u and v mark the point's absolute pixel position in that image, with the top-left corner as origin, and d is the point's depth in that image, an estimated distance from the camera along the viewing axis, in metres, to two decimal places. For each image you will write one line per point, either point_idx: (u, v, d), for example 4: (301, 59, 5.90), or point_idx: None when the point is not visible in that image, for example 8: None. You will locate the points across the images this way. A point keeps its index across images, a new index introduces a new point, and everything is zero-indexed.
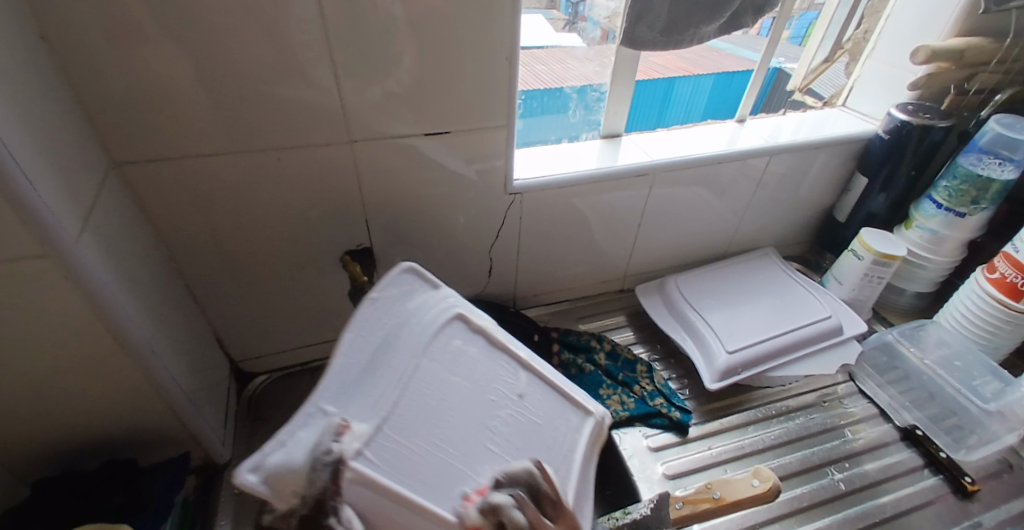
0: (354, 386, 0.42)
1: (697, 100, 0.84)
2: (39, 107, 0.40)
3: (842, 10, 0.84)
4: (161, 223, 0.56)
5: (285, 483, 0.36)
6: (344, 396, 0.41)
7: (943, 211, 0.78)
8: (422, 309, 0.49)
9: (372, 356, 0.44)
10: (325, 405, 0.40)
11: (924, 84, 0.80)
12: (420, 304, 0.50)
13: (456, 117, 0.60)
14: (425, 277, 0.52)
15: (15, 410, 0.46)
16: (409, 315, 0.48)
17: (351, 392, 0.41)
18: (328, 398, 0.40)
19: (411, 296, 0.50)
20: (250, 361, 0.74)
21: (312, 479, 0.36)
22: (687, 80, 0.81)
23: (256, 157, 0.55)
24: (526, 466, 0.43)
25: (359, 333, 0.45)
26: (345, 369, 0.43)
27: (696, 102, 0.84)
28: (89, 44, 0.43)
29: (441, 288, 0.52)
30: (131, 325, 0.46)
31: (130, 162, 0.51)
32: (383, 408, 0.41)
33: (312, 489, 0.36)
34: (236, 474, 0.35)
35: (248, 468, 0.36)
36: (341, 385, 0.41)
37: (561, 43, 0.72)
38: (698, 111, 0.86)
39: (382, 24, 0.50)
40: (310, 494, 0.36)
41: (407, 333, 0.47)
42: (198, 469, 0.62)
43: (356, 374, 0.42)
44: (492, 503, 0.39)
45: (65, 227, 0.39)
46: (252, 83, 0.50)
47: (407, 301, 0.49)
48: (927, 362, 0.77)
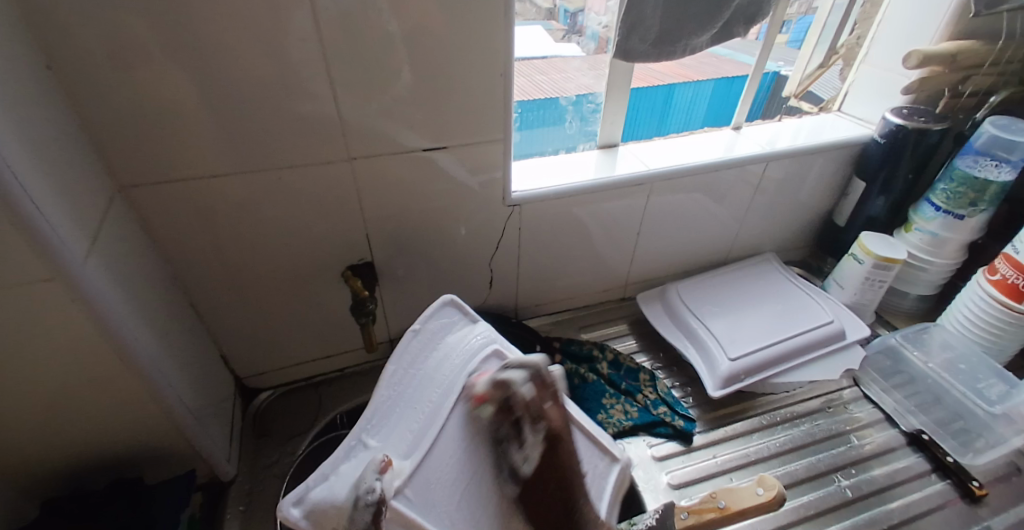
0: (394, 424, 0.48)
1: (698, 103, 0.84)
2: (46, 135, 0.41)
3: (836, 14, 0.85)
4: (166, 243, 0.57)
5: (329, 517, 0.41)
6: (385, 433, 0.47)
7: (942, 213, 0.78)
8: (459, 343, 0.54)
9: (412, 392, 0.50)
10: (366, 438, 0.47)
11: (918, 87, 0.81)
12: (457, 337, 0.55)
13: (453, 131, 0.61)
14: (464, 310, 0.57)
15: (24, 430, 0.47)
16: (446, 349, 0.54)
17: (393, 429, 0.48)
18: (371, 432, 0.48)
19: (450, 329, 0.56)
20: (255, 376, 0.75)
21: (354, 516, 0.40)
22: (688, 85, 0.81)
23: (257, 176, 0.56)
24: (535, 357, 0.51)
25: (402, 366, 0.52)
26: (385, 403, 0.49)
27: (697, 106, 0.84)
28: (94, 72, 0.44)
29: (478, 322, 0.57)
30: (137, 344, 0.47)
31: (134, 185, 0.52)
32: (420, 444, 0.46)
33: (352, 524, 0.40)
34: (281, 507, 0.41)
35: (292, 500, 0.42)
36: (383, 420, 0.48)
37: (560, 53, 0.74)
38: (699, 116, 0.86)
39: (378, 42, 0.51)
40: (351, 529, 0.40)
41: (443, 367, 0.52)
42: (204, 486, 0.63)
43: (398, 408, 0.49)
44: (503, 379, 0.48)
45: (73, 249, 0.40)
46: (253, 105, 0.51)
47: (444, 336, 0.55)
48: (932, 366, 0.77)
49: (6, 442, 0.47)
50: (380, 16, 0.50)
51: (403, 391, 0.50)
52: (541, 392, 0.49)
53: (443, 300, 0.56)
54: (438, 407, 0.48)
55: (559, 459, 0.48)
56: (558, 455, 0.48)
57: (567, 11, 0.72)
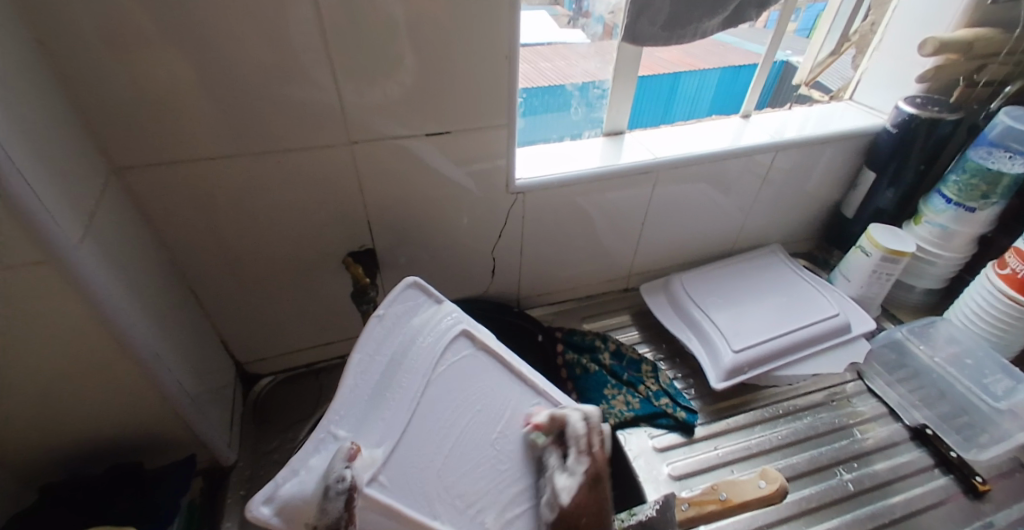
0: (362, 413, 0.41)
1: (702, 94, 0.83)
2: (38, 115, 0.40)
3: (848, 2, 0.82)
4: (163, 227, 0.56)
5: (299, 515, 0.36)
6: (354, 423, 0.40)
7: (953, 206, 0.77)
8: (427, 328, 0.47)
9: (381, 378, 0.43)
10: (335, 430, 0.39)
11: (933, 76, 0.79)
12: (425, 321, 0.48)
13: (456, 116, 0.59)
14: (429, 291, 0.49)
15: (21, 415, 0.47)
16: (415, 334, 0.47)
17: (364, 418, 0.41)
18: (339, 423, 0.40)
19: (415, 313, 0.48)
20: (256, 363, 0.74)
21: (325, 508, 0.35)
22: (693, 75, 0.79)
23: (255, 160, 0.55)
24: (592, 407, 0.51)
25: (366, 353, 0.43)
26: (351, 395, 0.41)
27: (701, 96, 0.83)
28: (86, 50, 0.43)
29: (444, 303, 0.50)
30: (134, 329, 0.46)
31: (130, 168, 0.51)
32: (393, 434, 0.41)
33: (323, 518, 0.35)
34: (248, 507, 0.34)
35: (263, 499, 0.35)
36: (351, 409, 0.41)
37: (567, 39, 0.72)
38: (704, 106, 0.84)
39: (382, 27, 0.50)
40: (322, 524, 0.35)
41: (413, 352, 0.46)
42: (205, 472, 0.63)
43: (365, 397, 0.42)
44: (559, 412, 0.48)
45: (65, 232, 0.39)
46: (250, 86, 0.50)
47: (411, 319, 0.47)
48: (937, 360, 0.77)
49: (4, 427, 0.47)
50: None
51: (371, 377, 0.42)
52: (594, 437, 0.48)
53: (410, 282, 0.48)
54: (408, 395, 0.43)
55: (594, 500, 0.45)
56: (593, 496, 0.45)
57: None
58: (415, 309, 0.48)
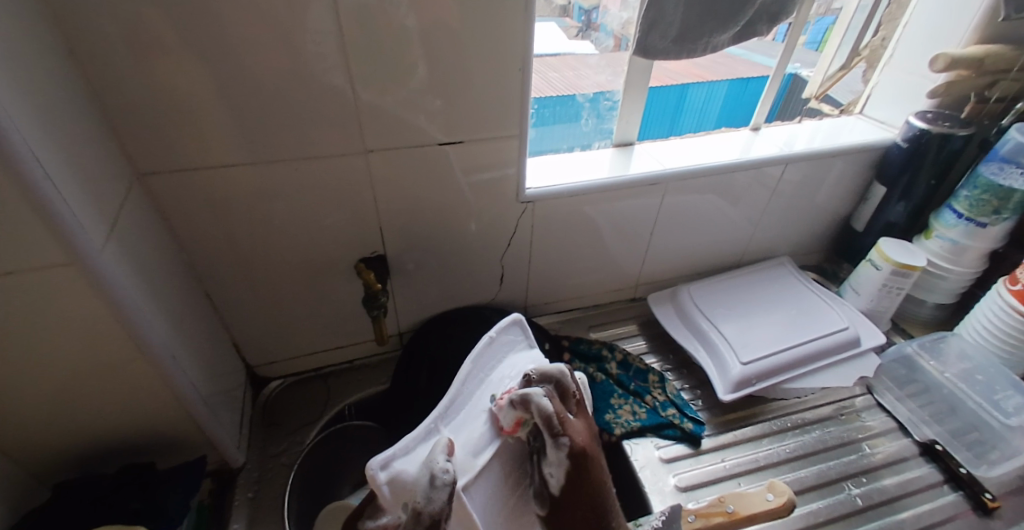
0: (464, 418, 0.46)
1: (710, 105, 0.83)
2: (67, 122, 0.41)
3: (859, 16, 0.83)
4: (180, 231, 0.57)
5: (403, 492, 0.40)
6: (457, 426, 0.46)
7: (964, 221, 0.77)
8: (522, 361, 0.54)
9: (483, 391, 0.49)
10: (442, 426, 0.45)
11: (944, 92, 0.79)
12: (522, 356, 0.54)
13: (468, 126, 0.60)
14: (526, 332, 0.57)
15: (39, 412, 0.48)
16: (511, 365, 0.53)
17: (464, 424, 0.46)
18: (443, 421, 0.46)
19: (513, 347, 0.55)
20: (266, 366, 0.75)
21: (430, 494, 0.39)
22: (701, 85, 0.79)
23: (271, 167, 0.56)
24: (558, 367, 0.49)
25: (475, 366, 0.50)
26: (459, 401, 0.47)
27: (710, 108, 0.83)
28: (114, 59, 0.45)
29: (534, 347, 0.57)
30: (151, 330, 0.47)
31: (151, 173, 0.52)
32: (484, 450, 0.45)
33: (429, 506, 0.38)
34: (370, 466, 0.39)
35: (381, 463, 0.40)
36: (455, 413, 0.47)
37: (574, 50, 0.72)
38: (711, 119, 0.85)
39: (396, 36, 0.51)
40: (426, 512, 0.38)
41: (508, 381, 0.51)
42: (213, 473, 0.63)
43: (465, 407, 0.47)
44: (522, 395, 0.45)
45: (90, 236, 0.40)
46: (270, 95, 0.51)
47: (509, 353, 0.54)
48: (948, 376, 0.76)
49: (22, 425, 0.48)
50: (397, 10, 0.49)
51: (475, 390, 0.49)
52: (559, 403, 0.47)
53: (514, 316, 0.54)
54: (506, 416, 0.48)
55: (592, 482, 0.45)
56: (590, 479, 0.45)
57: (580, 8, 0.69)
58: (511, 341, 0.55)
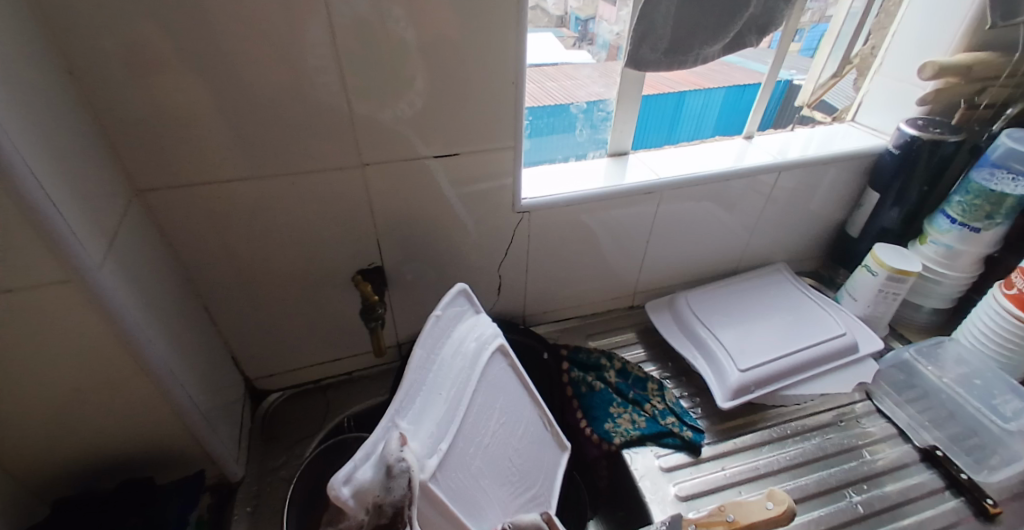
0: (422, 405, 0.44)
1: (709, 111, 0.83)
2: (67, 141, 0.42)
3: (849, 23, 0.84)
4: (179, 246, 0.57)
5: (367, 497, 0.37)
6: (415, 417, 0.43)
7: (957, 226, 0.77)
8: (469, 333, 0.54)
9: (436, 375, 0.47)
10: (400, 420, 0.41)
11: (933, 99, 0.80)
12: (467, 328, 0.54)
13: (464, 138, 0.61)
14: (472, 302, 0.57)
15: (37, 430, 0.48)
16: (458, 339, 0.52)
17: (422, 411, 0.44)
18: (400, 414, 0.42)
19: (460, 320, 0.54)
20: (264, 379, 0.75)
21: (389, 486, 0.37)
22: (698, 93, 0.80)
23: (269, 182, 0.56)
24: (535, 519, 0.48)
25: (427, 350, 0.47)
26: (416, 390, 0.44)
27: (707, 114, 0.84)
28: (114, 79, 0.45)
29: (481, 315, 0.58)
30: (149, 346, 0.47)
31: (150, 191, 0.53)
32: (447, 432, 0.44)
33: (390, 497, 0.37)
34: (331, 488, 0.35)
35: (346, 477, 0.36)
36: (412, 402, 0.43)
37: (570, 59, 0.74)
38: (710, 124, 0.85)
39: (394, 51, 0.52)
40: (388, 502, 0.37)
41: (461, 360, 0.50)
42: (213, 488, 0.63)
43: (422, 392, 0.45)
44: None
45: (88, 253, 0.41)
46: (267, 111, 0.51)
47: (455, 327, 0.53)
48: (946, 381, 0.76)
49: (19, 442, 0.47)
50: (397, 26, 0.51)
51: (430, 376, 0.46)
52: None
53: (461, 288, 0.54)
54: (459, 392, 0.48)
55: None
56: None
57: (577, 18, 0.72)
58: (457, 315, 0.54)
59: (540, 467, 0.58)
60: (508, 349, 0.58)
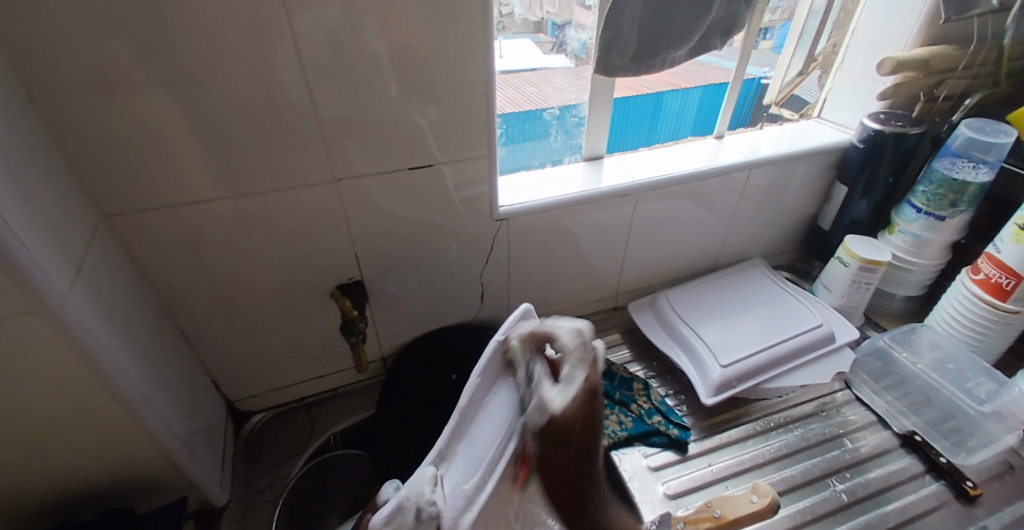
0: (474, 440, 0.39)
1: (686, 111, 0.85)
2: (27, 167, 0.41)
3: (814, 19, 0.86)
4: (152, 269, 0.57)
5: None
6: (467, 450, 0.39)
7: (923, 215, 0.80)
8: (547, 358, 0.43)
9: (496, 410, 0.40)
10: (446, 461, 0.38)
11: (893, 93, 0.82)
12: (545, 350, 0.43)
13: (437, 149, 0.61)
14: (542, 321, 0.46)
15: (8, 464, 0.46)
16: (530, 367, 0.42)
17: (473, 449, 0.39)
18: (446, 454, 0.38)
19: None
20: (248, 399, 0.74)
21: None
22: (675, 93, 0.81)
23: (242, 201, 0.56)
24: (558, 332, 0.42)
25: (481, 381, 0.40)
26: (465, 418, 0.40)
27: (685, 114, 0.85)
28: (76, 101, 0.45)
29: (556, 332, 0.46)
30: (122, 373, 0.47)
31: (120, 214, 0.52)
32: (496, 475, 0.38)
33: None
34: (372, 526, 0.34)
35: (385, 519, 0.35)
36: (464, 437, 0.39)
37: (550, 64, 0.74)
38: (689, 123, 0.87)
39: (366, 62, 0.52)
40: None
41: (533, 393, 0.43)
42: (195, 514, 0.62)
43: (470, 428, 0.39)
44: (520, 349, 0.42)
45: (55, 281, 0.40)
46: (236, 128, 0.51)
47: None
48: (920, 366, 0.78)
49: None
50: (363, 37, 0.51)
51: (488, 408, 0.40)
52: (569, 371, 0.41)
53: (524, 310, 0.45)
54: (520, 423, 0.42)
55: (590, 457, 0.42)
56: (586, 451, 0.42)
57: (554, 24, 0.72)
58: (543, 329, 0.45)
59: None
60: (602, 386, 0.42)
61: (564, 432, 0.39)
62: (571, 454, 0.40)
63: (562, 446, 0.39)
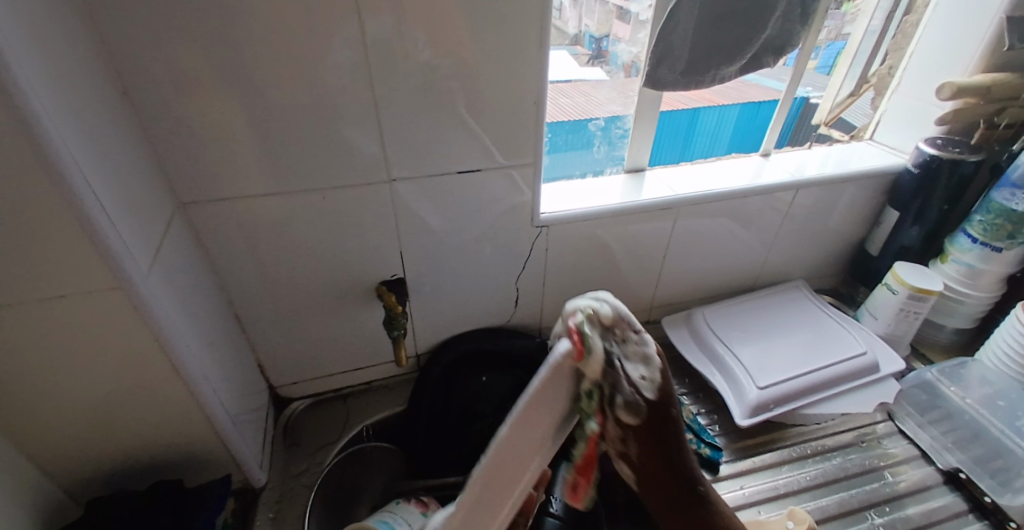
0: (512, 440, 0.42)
1: (722, 129, 0.84)
2: (118, 154, 0.44)
3: (869, 40, 0.85)
4: (213, 255, 0.60)
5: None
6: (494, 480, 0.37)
7: (979, 245, 0.77)
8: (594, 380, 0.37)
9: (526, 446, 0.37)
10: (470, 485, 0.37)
11: (952, 119, 0.80)
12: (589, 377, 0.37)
13: (485, 155, 0.63)
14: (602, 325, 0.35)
15: (77, 430, 0.49)
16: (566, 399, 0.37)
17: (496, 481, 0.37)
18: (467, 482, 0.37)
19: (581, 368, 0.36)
20: (287, 386, 0.76)
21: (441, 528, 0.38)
22: (712, 110, 0.81)
23: (300, 196, 0.59)
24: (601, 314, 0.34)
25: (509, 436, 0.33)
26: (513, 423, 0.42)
27: (721, 131, 0.85)
28: (162, 95, 0.48)
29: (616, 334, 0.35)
30: (187, 352, 0.49)
31: (192, 202, 0.55)
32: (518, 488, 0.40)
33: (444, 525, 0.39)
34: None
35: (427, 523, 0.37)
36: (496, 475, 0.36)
37: (585, 77, 0.74)
38: (723, 142, 0.86)
39: (415, 72, 0.54)
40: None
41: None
42: (237, 493, 0.65)
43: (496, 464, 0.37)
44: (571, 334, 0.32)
45: (138, 263, 0.43)
46: (301, 126, 0.54)
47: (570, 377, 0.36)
48: (969, 401, 0.75)
49: (60, 442, 0.49)
50: (416, 47, 0.53)
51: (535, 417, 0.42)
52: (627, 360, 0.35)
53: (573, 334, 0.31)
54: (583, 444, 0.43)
55: (667, 452, 0.39)
56: (666, 446, 0.39)
57: (591, 37, 0.72)
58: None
59: None
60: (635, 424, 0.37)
61: (660, 416, 0.37)
62: (665, 441, 0.38)
63: (655, 429, 0.37)
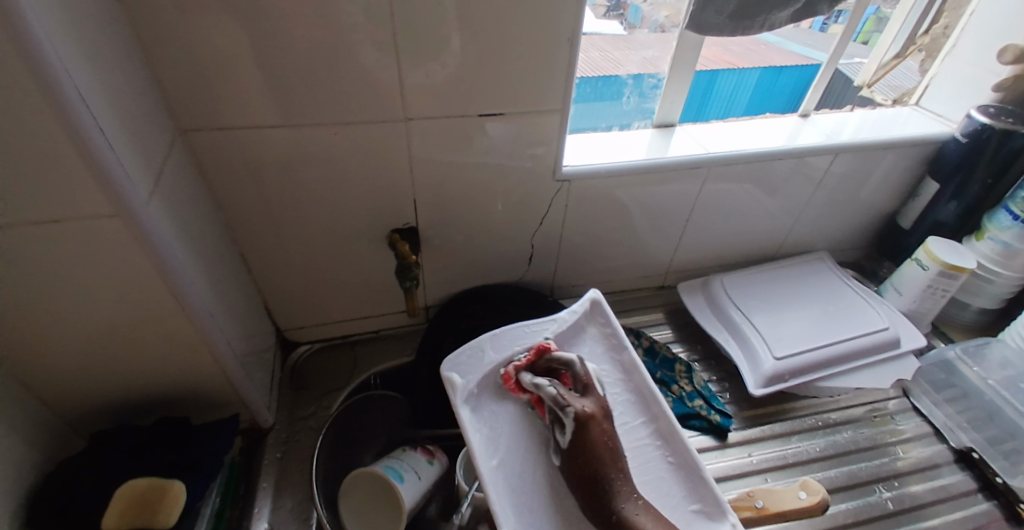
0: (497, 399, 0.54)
1: (740, 93, 0.79)
2: (116, 70, 0.40)
3: (917, 12, 0.78)
4: (217, 188, 0.56)
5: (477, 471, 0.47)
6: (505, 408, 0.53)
7: (1020, 223, 0.73)
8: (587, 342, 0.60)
9: None
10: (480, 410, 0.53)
11: (1011, 85, 0.75)
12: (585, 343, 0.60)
13: (509, 100, 0.58)
14: (606, 311, 0.62)
15: (77, 361, 0.48)
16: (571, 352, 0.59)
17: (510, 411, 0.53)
18: (480, 405, 0.53)
19: (582, 333, 0.61)
20: (294, 331, 0.75)
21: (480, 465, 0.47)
22: (731, 73, 0.76)
23: (310, 132, 0.55)
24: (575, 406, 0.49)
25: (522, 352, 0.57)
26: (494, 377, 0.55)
27: (739, 95, 0.79)
28: (160, 7, 0.43)
29: (603, 321, 0.62)
30: (191, 291, 0.47)
31: (195, 130, 0.51)
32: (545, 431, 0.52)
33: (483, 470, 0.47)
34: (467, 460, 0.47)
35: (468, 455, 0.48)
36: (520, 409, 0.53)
37: (602, 30, 0.67)
38: (740, 106, 0.81)
39: (438, 2, 0.49)
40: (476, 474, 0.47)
41: (613, 420, 0.54)
42: (244, 431, 0.64)
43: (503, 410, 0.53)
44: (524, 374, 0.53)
45: (137, 191, 0.40)
46: (312, 54, 0.49)
47: (574, 337, 0.60)
48: (990, 382, 0.73)
49: (58, 371, 0.48)
50: None
51: None
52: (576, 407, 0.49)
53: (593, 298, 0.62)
54: (637, 468, 0.50)
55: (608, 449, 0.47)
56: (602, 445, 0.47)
57: None
58: (601, 325, 0.62)
59: (649, 473, 0.50)
60: (616, 370, 0.58)
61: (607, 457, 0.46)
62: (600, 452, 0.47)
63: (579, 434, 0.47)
